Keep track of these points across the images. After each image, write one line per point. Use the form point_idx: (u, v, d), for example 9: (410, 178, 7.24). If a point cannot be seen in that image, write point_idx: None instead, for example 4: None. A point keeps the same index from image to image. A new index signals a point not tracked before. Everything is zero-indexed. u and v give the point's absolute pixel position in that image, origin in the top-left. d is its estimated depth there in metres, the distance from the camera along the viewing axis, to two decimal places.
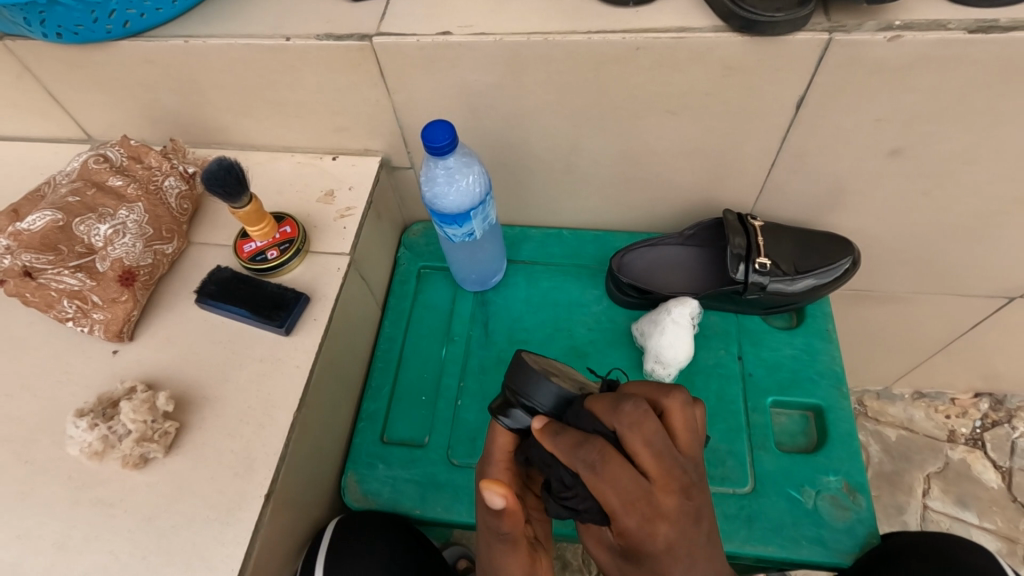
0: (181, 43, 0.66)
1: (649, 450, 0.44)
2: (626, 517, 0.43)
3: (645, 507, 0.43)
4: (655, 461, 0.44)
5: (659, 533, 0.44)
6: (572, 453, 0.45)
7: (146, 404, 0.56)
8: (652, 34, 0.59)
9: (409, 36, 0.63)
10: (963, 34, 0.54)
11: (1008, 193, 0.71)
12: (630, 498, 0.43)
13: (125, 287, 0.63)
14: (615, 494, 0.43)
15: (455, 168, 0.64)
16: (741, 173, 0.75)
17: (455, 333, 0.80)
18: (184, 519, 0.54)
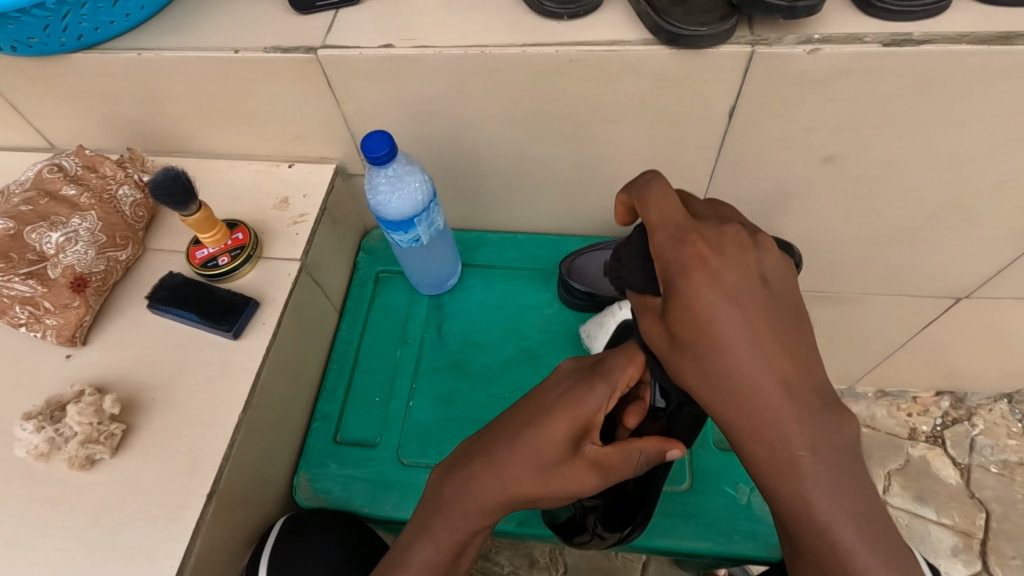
0: (134, 56, 0.68)
1: (698, 207, 0.52)
2: (659, 231, 0.49)
3: (682, 229, 0.48)
4: (699, 207, 0.52)
5: (705, 255, 0.46)
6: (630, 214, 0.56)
7: (93, 406, 0.58)
8: (584, 47, 0.61)
9: (353, 49, 0.65)
10: (878, 47, 0.57)
11: (939, 197, 0.73)
12: (664, 215, 0.50)
13: (77, 293, 0.65)
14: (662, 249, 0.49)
15: (398, 176, 0.67)
16: (685, 180, 0.77)
17: (410, 336, 0.82)
18: (129, 517, 0.56)
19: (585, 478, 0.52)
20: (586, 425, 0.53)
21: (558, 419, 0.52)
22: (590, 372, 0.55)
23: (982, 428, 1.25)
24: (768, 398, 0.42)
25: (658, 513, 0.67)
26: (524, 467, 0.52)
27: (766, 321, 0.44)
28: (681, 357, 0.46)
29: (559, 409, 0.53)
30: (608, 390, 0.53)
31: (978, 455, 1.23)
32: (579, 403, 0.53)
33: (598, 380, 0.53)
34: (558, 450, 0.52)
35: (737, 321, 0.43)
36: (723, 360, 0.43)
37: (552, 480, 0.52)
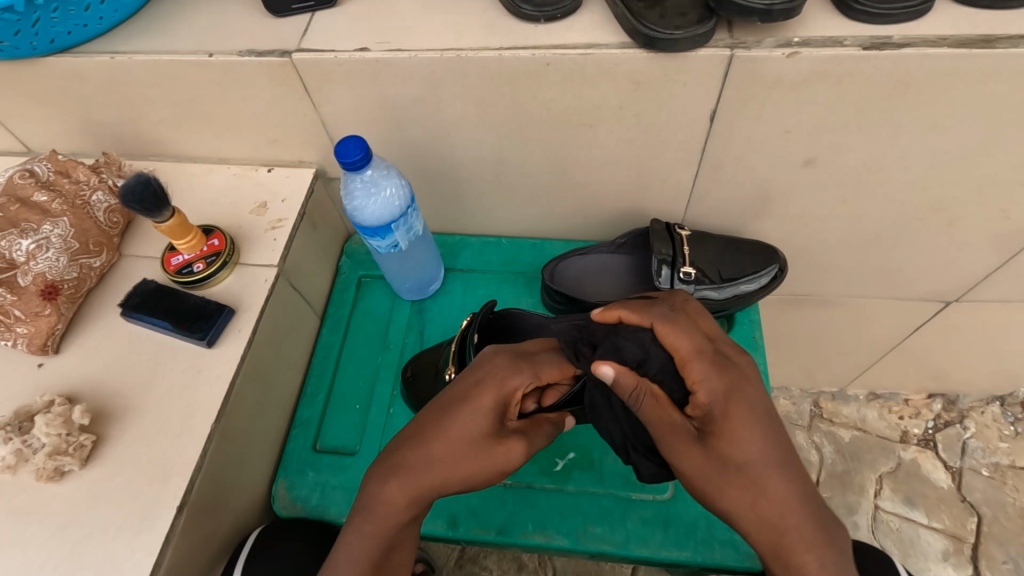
0: (106, 60, 0.67)
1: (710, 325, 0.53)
2: (696, 362, 0.49)
3: (716, 355, 0.50)
4: (708, 329, 0.53)
5: (743, 385, 0.48)
6: (644, 313, 0.53)
7: (61, 417, 0.57)
8: (560, 50, 0.60)
9: (327, 53, 0.64)
10: (857, 50, 0.56)
11: (924, 201, 0.72)
12: (698, 345, 0.50)
13: (48, 301, 0.64)
14: (683, 344, 0.50)
15: (373, 181, 0.66)
16: (667, 183, 0.76)
17: (391, 341, 0.81)
18: (97, 528, 0.55)
19: (510, 451, 0.52)
20: (509, 401, 0.53)
21: (492, 394, 0.52)
22: (519, 359, 0.56)
23: (973, 430, 1.24)
24: (763, 471, 0.46)
25: (638, 522, 0.66)
26: (455, 439, 0.51)
27: (772, 436, 0.47)
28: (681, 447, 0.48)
29: (486, 383, 0.53)
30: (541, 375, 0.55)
31: (970, 458, 1.22)
32: (508, 377, 0.54)
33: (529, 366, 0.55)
34: (488, 422, 0.52)
35: (746, 421, 0.47)
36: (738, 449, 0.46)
37: (483, 455, 0.50)
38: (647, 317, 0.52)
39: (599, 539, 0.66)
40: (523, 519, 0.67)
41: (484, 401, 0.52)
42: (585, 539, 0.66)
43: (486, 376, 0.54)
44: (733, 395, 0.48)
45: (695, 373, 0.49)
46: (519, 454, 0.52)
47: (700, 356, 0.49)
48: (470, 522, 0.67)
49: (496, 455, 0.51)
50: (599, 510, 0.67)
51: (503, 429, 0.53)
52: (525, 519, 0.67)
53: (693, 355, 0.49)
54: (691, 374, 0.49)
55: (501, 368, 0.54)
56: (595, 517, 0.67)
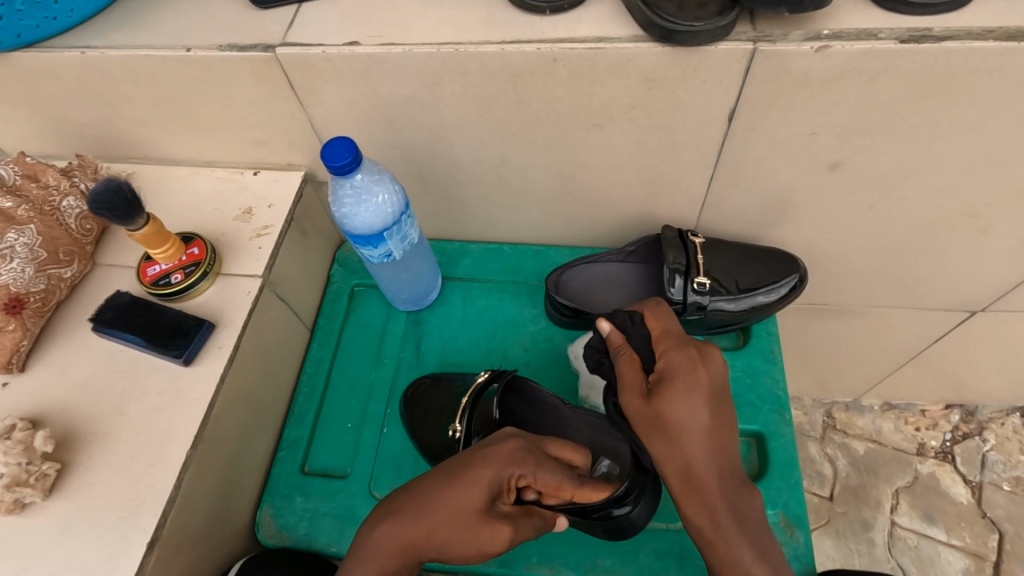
0: (78, 55, 0.62)
1: None
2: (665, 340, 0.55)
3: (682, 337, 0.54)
4: None
5: (696, 360, 0.52)
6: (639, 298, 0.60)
7: (22, 444, 0.52)
8: (568, 44, 0.55)
9: (315, 47, 0.59)
10: (895, 44, 0.51)
11: (956, 207, 0.67)
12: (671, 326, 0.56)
13: (12, 316, 0.59)
14: (675, 357, 0.53)
15: (363, 187, 0.61)
16: (680, 188, 0.71)
17: (385, 355, 0.76)
18: (60, 568, 0.50)
19: (498, 539, 0.48)
20: (508, 485, 0.50)
21: (495, 472, 0.49)
22: (536, 454, 0.51)
23: (993, 442, 1.19)
24: (693, 426, 0.50)
25: (650, 554, 0.62)
26: (449, 510, 0.48)
27: (708, 403, 0.51)
28: (639, 402, 0.52)
29: (492, 461, 0.50)
30: (551, 471, 0.51)
31: (991, 472, 1.16)
32: (513, 464, 0.50)
33: (538, 462, 0.51)
34: (484, 500, 0.48)
35: (711, 402, 0.51)
36: (676, 413, 0.50)
37: (472, 532, 0.48)
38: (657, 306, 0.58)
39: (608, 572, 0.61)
40: (526, 550, 0.63)
41: (484, 479, 0.48)
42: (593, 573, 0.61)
43: (497, 452, 0.50)
44: (696, 368, 0.52)
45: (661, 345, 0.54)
46: (505, 542, 0.49)
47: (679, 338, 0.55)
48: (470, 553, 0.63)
49: (485, 537, 0.48)
50: (608, 540, 0.63)
51: (495, 513, 0.49)
52: (529, 550, 0.63)
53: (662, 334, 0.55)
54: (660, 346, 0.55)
55: (514, 449, 0.51)
56: (603, 549, 0.63)
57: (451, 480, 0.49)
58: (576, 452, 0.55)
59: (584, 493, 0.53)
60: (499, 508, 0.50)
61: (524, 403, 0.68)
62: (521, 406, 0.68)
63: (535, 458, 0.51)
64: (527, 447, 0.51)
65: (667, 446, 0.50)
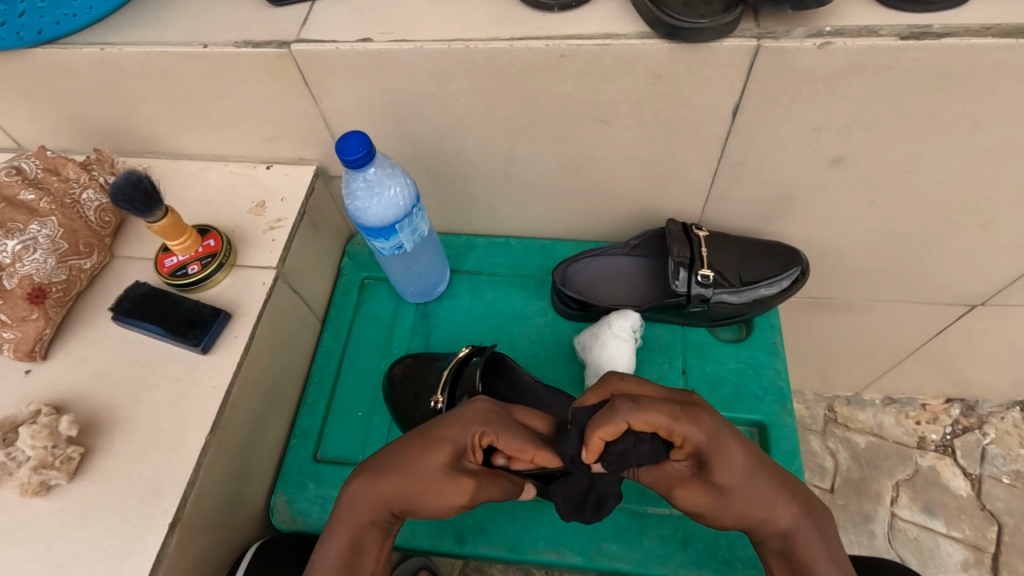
0: (97, 52, 0.64)
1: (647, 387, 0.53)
2: (680, 424, 0.48)
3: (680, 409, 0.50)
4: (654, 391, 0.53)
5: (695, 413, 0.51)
6: (615, 416, 0.47)
7: (47, 429, 0.54)
8: (576, 41, 0.57)
9: (328, 44, 0.60)
10: (896, 40, 0.52)
11: (956, 201, 0.69)
12: (667, 409, 0.49)
13: (35, 305, 0.61)
14: (660, 412, 0.48)
15: (375, 180, 0.63)
16: (684, 182, 0.72)
17: (395, 347, 0.78)
18: (86, 547, 0.52)
19: (461, 493, 0.51)
20: (472, 442, 0.52)
21: (458, 429, 0.52)
22: (502, 416, 0.53)
23: (994, 436, 1.20)
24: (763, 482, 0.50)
25: (656, 539, 0.64)
26: (418, 464, 0.51)
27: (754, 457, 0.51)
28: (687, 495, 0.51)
29: (459, 418, 0.53)
30: (511, 436, 0.52)
31: (990, 465, 1.17)
32: (478, 423, 0.52)
33: (501, 423, 0.52)
34: (449, 454, 0.51)
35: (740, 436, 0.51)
36: (742, 499, 0.50)
37: (435, 485, 0.50)
38: (620, 420, 0.47)
39: (613, 557, 0.63)
40: (534, 535, 0.64)
41: (450, 433, 0.51)
42: (599, 558, 0.63)
43: (464, 411, 0.53)
44: (719, 441, 0.49)
45: (681, 435, 0.48)
46: (468, 496, 0.51)
47: (672, 417, 0.48)
48: (479, 538, 0.65)
49: (448, 489, 0.50)
50: (613, 526, 0.64)
51: (461, 469, 0.51)
52: (536, 535, 0.65)
53: (670, 427, 0.48)
54: (678, 436, 0.49)
55: (480, 409, 0.53)
56: (609, 534, 0.64)
57: (422, 437, 0.52)
58: (543, 419, 0.57)
59: (543, 456, 0.51)
60: (468, 465, 0.52)
61: (508, 385, 0.69)
62: (505, 389, 0.68)
63: (500, 418, 0.53)
64: (494, 408, 0.54)
65: (749, 513, 0.50)
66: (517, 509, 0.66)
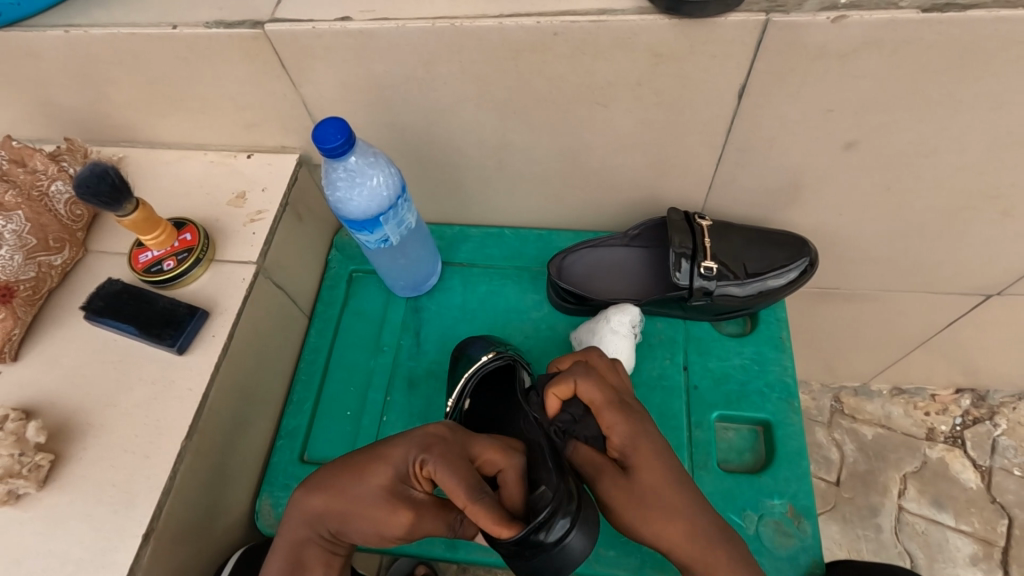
0: (61, 34, 0.60)
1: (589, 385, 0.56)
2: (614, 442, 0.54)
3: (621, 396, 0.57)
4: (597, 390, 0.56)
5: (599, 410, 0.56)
6: (574, 384, 0.57)
7: (13, 435, 0.51)
8: (570, 17, 0.52)
9: (305, 23, 0.56)
10: (917, 13, 0.48)
11: (976, 186, 0.64)
12: (612, 400, 0.55)
13: (1, 304, 0.58)
14: (591, 389, 0.56)
15: (357, 170, 0.59)
16: (685, 169, 0.69)
17: (384, 343, 0.75)
18: (54, 560, 0.50)
19: (395, 522, 0.48)
20: (413, 471, 0.50)
21: (401, 452, 0.50)
22: (450, 445, 0.50)
23: (1005, 427, 1.17)
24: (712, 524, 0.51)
25: (655, 544, 0.61)
26: (353, 488, 0.49)
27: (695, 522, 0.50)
28: (625, 497, 0.52)
29: (404, 440, 0.51)
30: (449, 469, 0.48)
31: (1001, 457, 1.14)
32: (419, 450, 0.50)
33: (443, 453, 0.49)
34: (389, 477, 0.49)
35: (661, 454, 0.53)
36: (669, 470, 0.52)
37: (378, 512, 0.48)
38: (569, 378, 0.57)
39: (611, 564, 0.61)
40: None
41: (391, 459, 0.50)
42: (596, 564, 0.61)
43: (414, 434, 0.51)
44: (641, 437, 0.54)
45: (633, 395, 0.58)
46: (407, 527, 0.49)
47: (610, 395, 0.56)
48: (472, 544, 0.62)
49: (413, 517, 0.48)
50: (612, 530, 0.62)
51: (402, 496, 0.49)
52: None
53: (624, 383, 0.59)
54: (604, 420, 0.55)
55: (430, 436, 0.51)
56: (606, 539, 0.62)
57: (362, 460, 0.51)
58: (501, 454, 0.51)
59: (473, 508, 0.45)
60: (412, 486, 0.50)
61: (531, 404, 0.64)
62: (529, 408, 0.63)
63: (444, 446, 0.50)
64: (444, 435, 0.51)
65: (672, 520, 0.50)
66: None
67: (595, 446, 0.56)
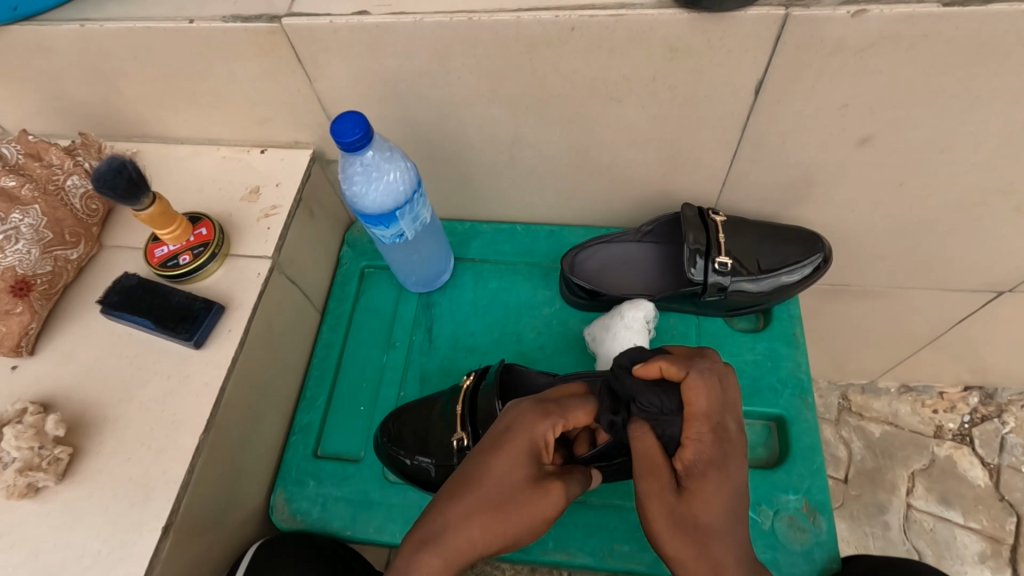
0: (76, 29, 0.60)
1: (705, 394, 0.47)
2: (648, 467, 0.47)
3: (715, 412, 0.47)
4: (711, 406, 0.47)
5: (699, 421, 0.47)
6: (681, 366, 0.49)
7: (32, 428, 0.52)
8: (588, 12, 0.52)
9: (321, 17, 0.56)
10: (936, 7, 0.48)
11: (991, 182, 0.64)
12: (711, 413, 0.47)
13: (19, 298, 0.58)
14: (703, 399, 0.47)
15: (373, 165, 0.59)
16: (699, 165, 0.69)
17: (397, 339, 0.75)
18: (73, 553, 0.50)
19: (552, 499, 0.46)
20: (545, 442, 0.48)
21: (525, 427, 0.47)
22: (555, 401, 0.50)
23: (1013, 425, 1.17)
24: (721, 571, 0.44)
25: None
26: (504, 480, 0.45)
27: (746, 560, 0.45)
28: (656, 488, 0.47)
29: (517, 428, 0.47)
30: (582, 418, 0.49)
31: (1010, 455, 1.14)
32: (541, 422, 0.47)
33: (559, 407, 0.49)
34: (526, 464, 0.46)
35: (727, 496, 0.45)
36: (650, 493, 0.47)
37: (524, 506, 0.44)
38: (683, 368, 0.49)
39: (625, 558, 0.61)
40: (543, 535, 0.63)
41: (517, 442, 0.46)
42: (610, 559, 0.61)
43: (520, 415, 0.48)
44: (721, 462, 0.46)
45: (693, 429, 0.47)
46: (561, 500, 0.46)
47: (710, 411, 0.47)
48: None
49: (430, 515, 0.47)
50: (626, 525, 0.62)
51: (543, 474, 0.46)
52: (545, 535, 0.63)
53: (701, 415, 0.47)
54: (689, 429, 0.47)
55: (528, 408, 0.49)
56: (621, 534, 0.62)
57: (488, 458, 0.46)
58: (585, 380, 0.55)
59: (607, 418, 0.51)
60: (542, 470, 0.47)
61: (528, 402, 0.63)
62: None
63: (555, 403, 0.49)
64: (539, 398, 0.50)
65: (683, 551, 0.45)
66: None
67: (671, 439, 0.48)
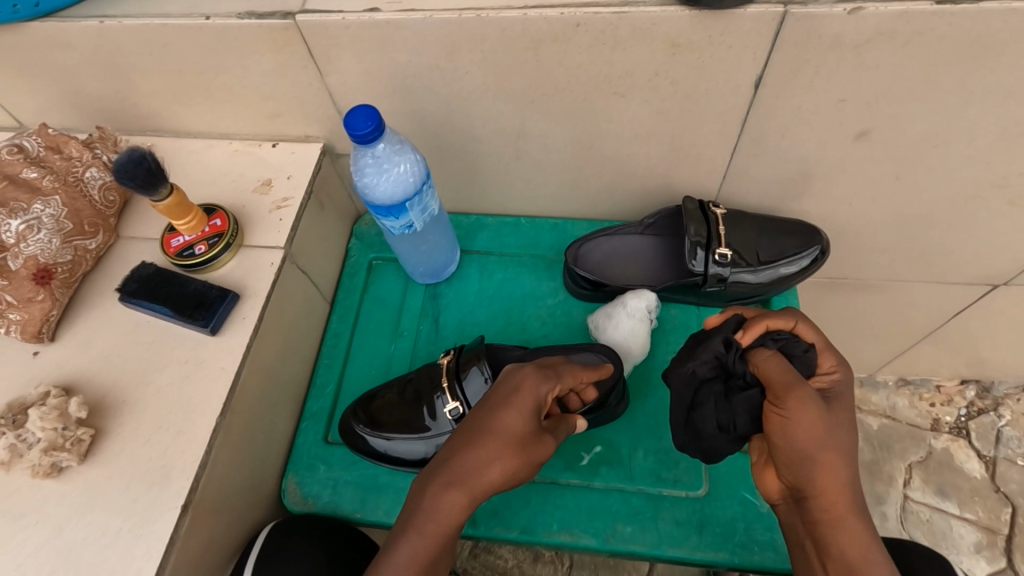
0: (95, 24, 0.62)
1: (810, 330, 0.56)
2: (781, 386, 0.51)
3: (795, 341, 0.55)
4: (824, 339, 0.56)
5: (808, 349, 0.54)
6: (786, 316, 0.58)
7: (57, 410, 0.54)
8: (593, 9, 0.54)
9: (334, 14, 0.58)
10: (930, 5, 0.49)
11: (985, 176, 0.66)
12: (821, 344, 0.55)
13: (40, 286, 0.60)
14: (816, 335, 0.56)
15: (384, 157, 0.61)
16: (701, 159, 0.70)
17: (404, 329, 0.77)
18: (96, 530, 0.52)
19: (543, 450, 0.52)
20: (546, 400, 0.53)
21: (532, 387, 0.53)
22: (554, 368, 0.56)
23: (1009, 418, 1.18)
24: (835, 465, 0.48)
25: (670, 522, 0.63)
26: (506, 433, 0.51)
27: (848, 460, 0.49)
28: (796, 396, 0.49)
29: (522, 387, 0.53)
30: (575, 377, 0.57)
31: (1005, 447, 1.16)
32: (542, 383, 0.53)
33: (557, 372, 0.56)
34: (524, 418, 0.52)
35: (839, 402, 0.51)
36: (800, 411, 0.48)
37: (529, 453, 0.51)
38: (789, 317, 0.57)
39: (628, 540, 0.63)
40: (548, 517, 0.64)
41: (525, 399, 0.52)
42: (613, 540, 0.63)
43: (523, 378, 0.54)
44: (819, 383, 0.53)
45: (828, 360, 0.54)
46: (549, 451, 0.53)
47: (823, 344, 0.55)
48: (492, 521, 0.64)
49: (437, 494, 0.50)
50: (629, 508, 0.64)
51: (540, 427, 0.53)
52: (550, 517, 0.64)
53: (825, 347, 0.55)
54: (824, 360, 0.55)
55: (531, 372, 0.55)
56: (623, 517, 0.64)
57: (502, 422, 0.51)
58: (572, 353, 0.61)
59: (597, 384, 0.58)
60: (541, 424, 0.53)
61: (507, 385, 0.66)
62: None
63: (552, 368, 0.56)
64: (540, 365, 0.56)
65: (829, 482, 0.48)
66: (531, 492, 0.66)
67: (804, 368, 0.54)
